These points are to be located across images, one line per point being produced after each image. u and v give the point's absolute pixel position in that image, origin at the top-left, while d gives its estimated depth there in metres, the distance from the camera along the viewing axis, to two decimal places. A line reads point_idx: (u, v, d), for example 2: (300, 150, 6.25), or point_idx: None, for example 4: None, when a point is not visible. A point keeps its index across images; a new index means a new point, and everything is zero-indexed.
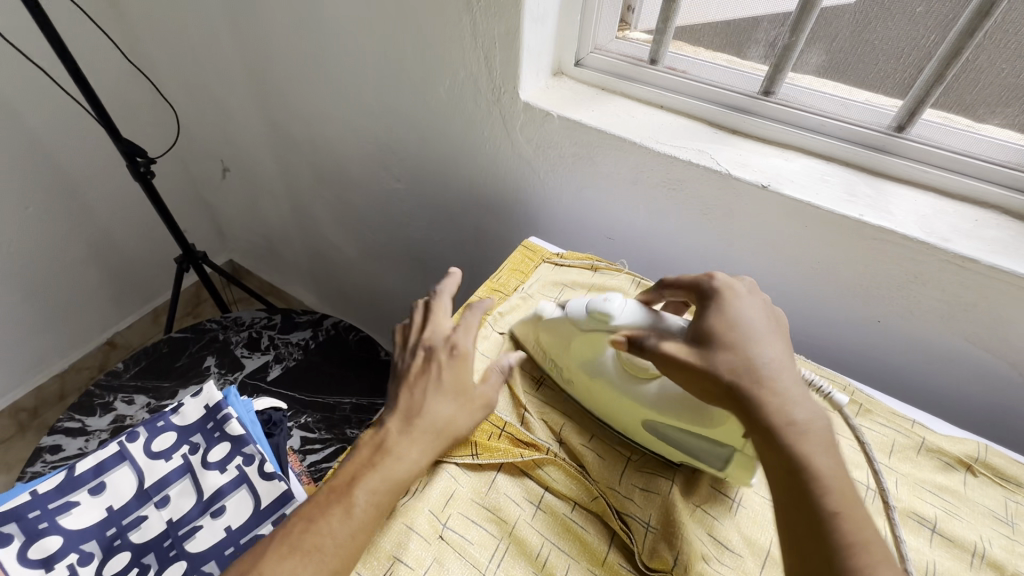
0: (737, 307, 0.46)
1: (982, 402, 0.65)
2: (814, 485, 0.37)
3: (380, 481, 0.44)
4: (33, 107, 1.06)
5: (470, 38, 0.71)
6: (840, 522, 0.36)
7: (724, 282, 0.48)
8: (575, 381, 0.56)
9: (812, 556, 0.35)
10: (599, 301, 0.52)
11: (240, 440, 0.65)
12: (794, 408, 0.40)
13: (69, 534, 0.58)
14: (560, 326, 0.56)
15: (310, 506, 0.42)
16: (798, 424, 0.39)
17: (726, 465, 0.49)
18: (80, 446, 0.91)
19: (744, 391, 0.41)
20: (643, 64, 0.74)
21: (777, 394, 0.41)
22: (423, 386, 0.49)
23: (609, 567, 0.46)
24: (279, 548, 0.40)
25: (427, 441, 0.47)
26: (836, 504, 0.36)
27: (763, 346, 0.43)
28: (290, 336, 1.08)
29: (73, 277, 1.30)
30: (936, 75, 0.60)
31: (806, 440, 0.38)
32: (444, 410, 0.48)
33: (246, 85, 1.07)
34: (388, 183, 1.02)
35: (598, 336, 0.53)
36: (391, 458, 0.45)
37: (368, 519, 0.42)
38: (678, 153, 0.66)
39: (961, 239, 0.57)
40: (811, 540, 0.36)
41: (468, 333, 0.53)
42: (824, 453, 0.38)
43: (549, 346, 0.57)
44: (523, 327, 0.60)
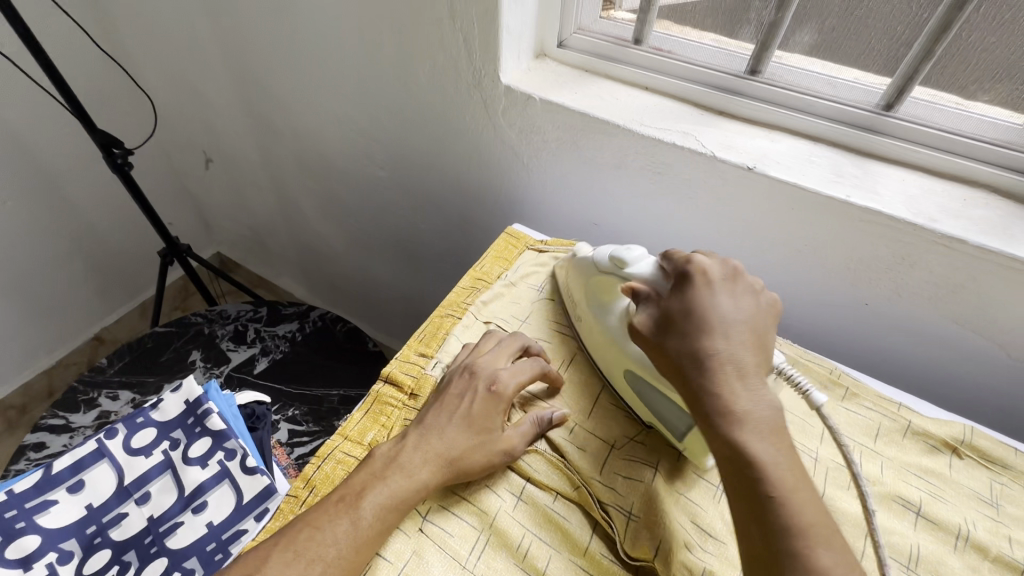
0: (702, 293, 0.44)
1: (971, 383, 0.65)
2: (751, 471, 0.36)
3: (393, 502, 0.43)
4: (5, 99, 1.03)
5: (448, 20, 0.69)
6: (777, 507, 0.35)
7: (701, 264, 0.46)
8: (585, 324, 0.58)
9: (756, 539, 0.35)
10: (623, 249, 0.53)
11: (221, 434, 0.63)
12: (738, 394, 0.39)
13: (48, 532, 0.57)
14: (586, 267, 0.58)
15: (319, 512, 0.42)
16: (737, 411, 0.38)
17: (684, 434, 0.49)
18: (64, 443, 0.90)
19: (690, 375, 0.41)
20: (627, 44, 0.72)
21: (722, 380, 0.40)
22: (449, 413, 0.49)
23: (591, 558, 0.45)
24: (286, 553, 0.40)
25: (444, 469, 0.46)
26: (772, 488, 0.36)
27: (717, 332, 0.42)
28: (276, 328, 1.06)
29: (56, 273, 1.28)
30: (925, 51, 0.58)
31: (744, 426, 0.38)
32: (465, 439, 0.47)
33: (223, 72, 1.04)
34: (371, 171, 1.00)
35: (612, 283, 0.54)
36: (404, 479, 0.44)
37: (373, 535, 0.42)
38: (663, 135, 0.65)
39: (949, 219, 0.56)
40: (751, 523, 0.36)
41: (512, 374, 0.51)
42: (764, 440, 0.37)
43: (574, 284, 0.60)
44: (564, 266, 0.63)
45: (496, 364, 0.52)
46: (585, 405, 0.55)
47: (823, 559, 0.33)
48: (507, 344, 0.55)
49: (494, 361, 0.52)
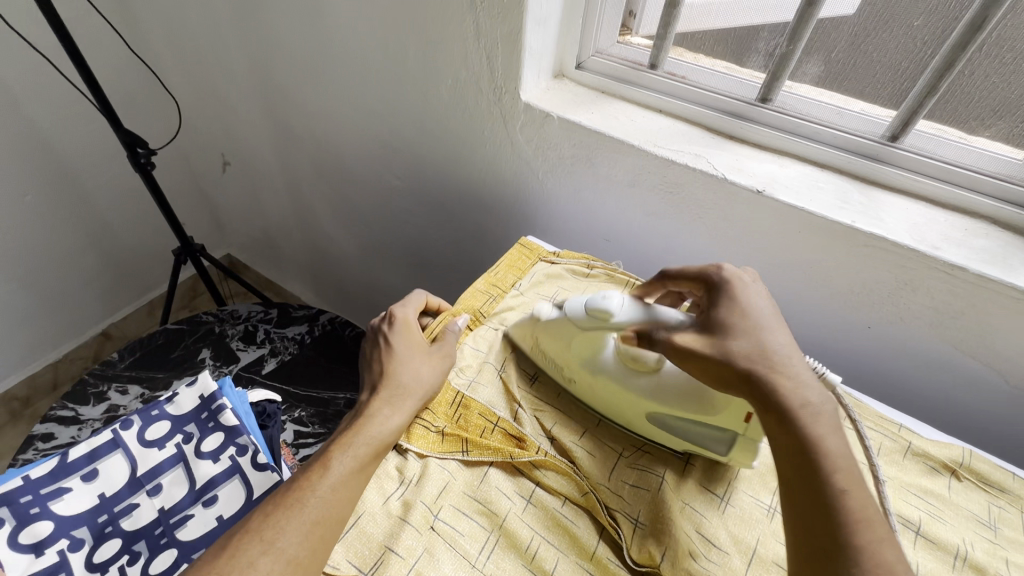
0: (748, 299, 0.48)
1: (969, 407, 0.66)
2: (825, 467, 0.39)
3: (355, 437, 0.47)
4: (36, 95, 1.06)
5: (473, 39, 0.72)
6: (847, 500, 0.37)
7: (733, 271, 0.51)
8: (581, 383, 0.56)
9: (820, 531, 0.37)
10: (598, 299, 0.55)
11: (234, 430, 0.65)
12: (807, 391, 0.42)
13: (61, 518, 0.58)
14: (560, 325, 0.57)
15: (296, 473, 0.45)
16: (813, 407, 0.41)
17: (729, 450, 0.51)
18: (72, 434, 0.91)
19: (763, 377, 0.43)
20: (643, 69, 0.75)
21: (791, 379, 0.43)
22: (384, 358, 0.54)
23: (597, 562, 0.46)
24: (268, 506, 0.42)
25: (396, 399, 0.51)
26: (844, 483, 0.38)
27: (774, 334, 0.45)
28: (286, 330, 1.08)
29: (70, 266, 1.29)
30: (930, 86, 0.61)
31: (818, 422, 0.40)
32: (409, 369, 0.53)
33: (249, 79, 1.08)
34: (387, 180, 1.03)
35: (600, 332, 0.55)
36: (364, 417, 0.49)
37: (349, 472, 0.45)
38: (676, 156, 0.67)
39: (952, 247, 0.58)
40: (815, 517, 0.38)
41: (408, 309, 0.59)
42: (834, 435, 0.40)
43: (547, 347, 0.58)
44: (519, 330, 0.61)
45: (404, 311, 0.59)
46: (595, 415, 0.57)
47: (889, 549, 0.36)
48: (409, 299, 0.62)
49: (399, 307, 0.59)
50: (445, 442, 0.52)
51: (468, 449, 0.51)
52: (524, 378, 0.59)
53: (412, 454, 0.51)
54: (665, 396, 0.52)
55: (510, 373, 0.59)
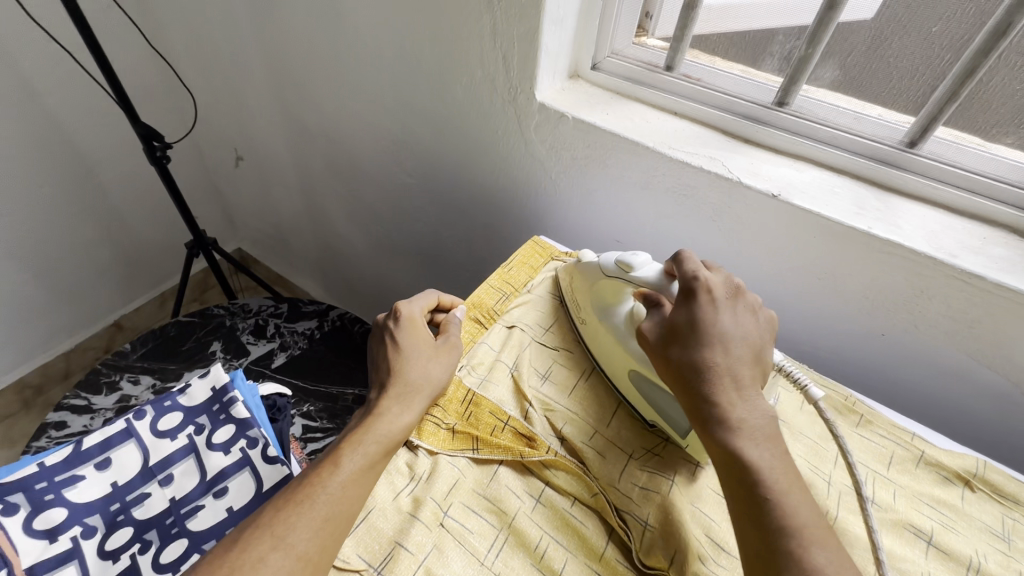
0: (706, 310, 0.46)
1: (982, 417, 0.65)
2: (753, 475, 0.39)
3: (365, 435, 0.47)
4: (55, 87, 1.08)
5: (489, 38, 0.72)
6: (774, 508, 0.38)
7: (708, 281, 0.47)
8: (590, 326, 0.60)
9: (752, 538, 0.38)
10: (629, 255, 0.56)
11: (245, 423, 0.66)
12: (742, 406, 0.42)
13: (74, 506, 0.58)
14: (591, 272, 0.60)
15: (306, 471, 0.45)
16: (740, 421, 0.41)
17: (687, 432, 0.51)
18: (84, 423, 0.92)
19: (699, 388, 0.43)
20: (659, 70, 0.75)
21: (729, 391, 0.43)
22: (392, 355, 0.54)
23: (605, 563, 0.46)
24: (279, 500, 0.42)
25: (405, 398, 0.51)
26: (773, 492, 0.38)
27: (725, 346, 0.44)
28: (296, 325, 1.08)
29: (84, 258, 1.31)
30: (950, 93, 0.60)
31: (746, 435, 0.41)
32: (418, 368, 0.52)
33: (265, 75, 1.08)
34: (400, 177, 1.03)
35: (618, 286, 0.57)
36: (374, 415, 0.49)
37: (359, 471, 0.45)
38: (691, 158, 0.67)
39: (970, 255, 0.57)
40: (749, 527, 0.38)
41: (416, 305, 0.58)
42: (761, 445, 0.40)
43: (578, 289, 0.62)
44: (567, 269, 0.66)
45: (413, 307, 0.58)
46: (605, 415, 0.57)
47: (817, 559, 0.35)
48: (421, 295, 0.61)
49: (405, 303, 0.58)
50: (455, 439, 0.52)
51: (479, 447, 0.52)
52: (535, 376, 0.60)
53: (422, 451, 0.51)
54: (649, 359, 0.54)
55: (522, 371, 0.59)
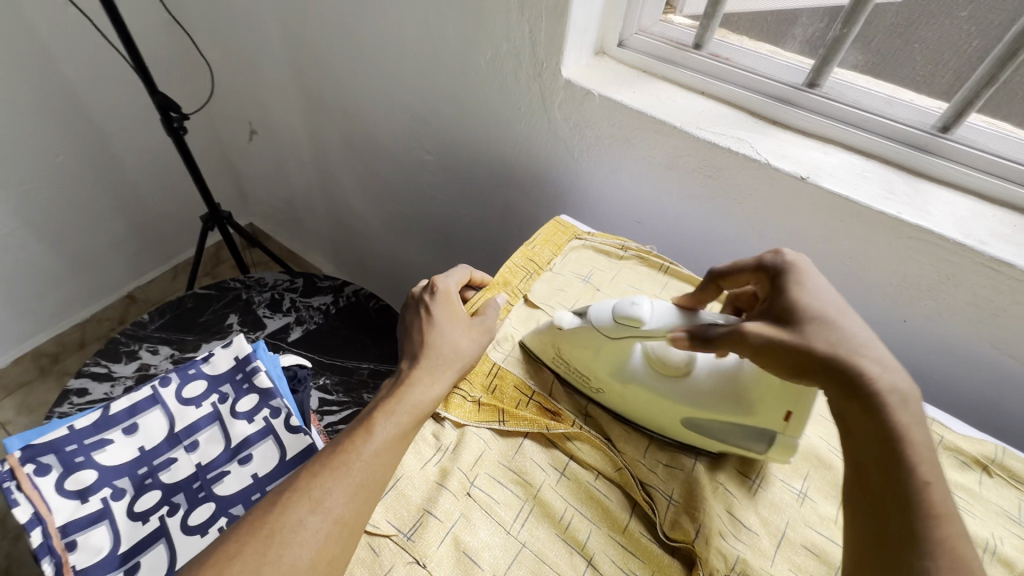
0: (816, 283, 0.46)
1: (998, 404, 0.66)
2: (909, 455, 0.37)
3: (397, 404, 0.48)
4: (72, 55, 1.07)
5: (517, 12, 0.71)
6: (929, 492, 0.36)
7: (795, 257, 0.49)
8: (611, 392, 0.54)
9: (901, 521, 0.36)
10: (626, 306, 0.50)
11: (267, 393, 0.66)
12: (892, 376, 0.40)
13: (103, 469, 0.59)
14: (588, 335, 0.53)
15: (340, 438, 0.46)
16: (896, 395, 0.39)
17: (768, 447, 0.49)
18: (105, 391, 0.93)
19: (844, 364, 0.40)
20: (688, 49, 0.74)
21: (876, 362, 0.40)
22: (425, 326, 0.55)
23: (629, 535, 0.47)
24: (315, 465, 0.43)
25: (437, 369, 0.51)
26: (930, 473, 0.37)
27: (853, 319, 0.43)
28: (311, 299, 1.09)
29: (98, 228, 1.31)
30: (988, 76, 0.59)
31: (906, 409, 0.39)
32: (449, 340, 0.53)
33: (281, 46, 1.07)
34: (417, 154, 1.03)
35: (628, 342, 0.52)
36: (406, 385, 0.49)
37: (391, 439, 0.45)
38: (719, 139, 0.66)
39: (1000, 243, 0.57)
40: (902, 507, 0.36)
41: (449, 280, 0.59)
42: (919, 422, 0.38)
43: (572, 357, 0.55)
44: (540, 338, 0.57)
45: (446, 283, 0.59)
46: None
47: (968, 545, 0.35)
48: (455, 273, 0.62)
49: (441, 278, 0.59)
50: (482, 411, 0.53)
51: (505, 419, 0.52)
52: None
53: (449, 423, 0.52)
54: (693, 398, 0.51)
55: None
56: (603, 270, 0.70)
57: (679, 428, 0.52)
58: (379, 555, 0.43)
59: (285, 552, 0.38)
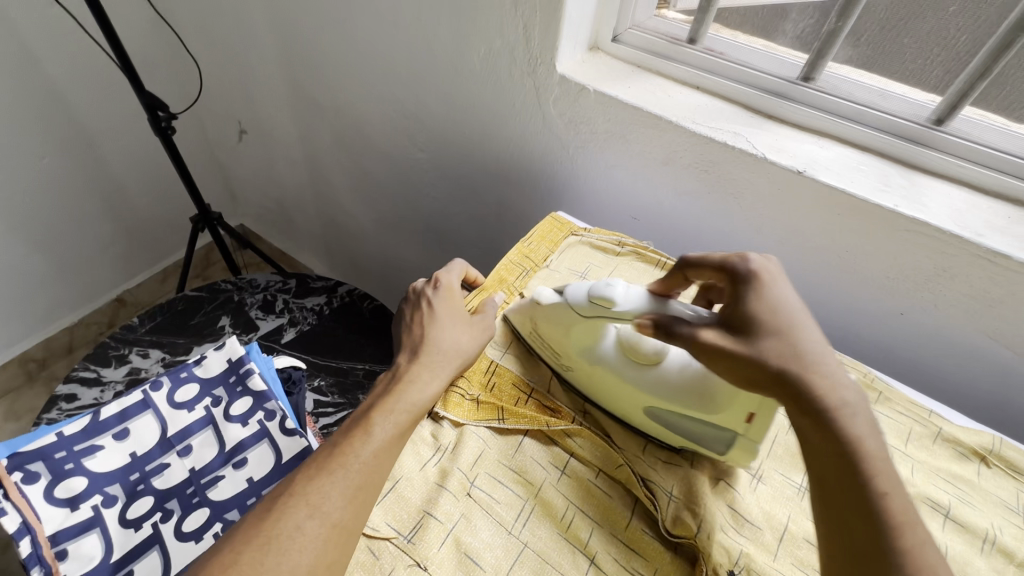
0: (774, 290, 0.45)
1: (994, 395, 0.66)
2: (864, 468, 0.37)
3: (396, 403, 0.47)
4: (55, 54, 1.04)
5: (510, 7, 0.70)
6: (886, 501, 0.36)
7: (759, 262, 0.47)
8: (578, 371, 0.55)
9: (859, 535, 0.36)
10: (601, 286, 0.51)
11: (262, 395, 0.65)
12: (842, 391, 0.40)
13: (93, 475, 0.58)
14: (563, 314, 0.54)
15: (336, 438, 0.45)
16: (842, 407, 0.40)
17: (728, 449, 0.49)
18: (95, 396, 0.92)
19: (800, 376, 0.41)
20: (682, 43, 0.73)
21: (825, 375, 0.41)
22: (424, 321, 0.54)
23: (631, 533, 0.47)
24: (312, 467, 0.42)
25: (437, 366, 0.50)
26: (885, 485, 0.37)
27: (805, 330, 0.43)
28: (305, 300, 1.08)
29: (85, 231, 1.28)
30: (981, 70, 0.59)
31: (857, 421, 0.39)
32: (448, 336, 0.53)
33: (271, 44, 1.06)
34: (410, 152, 1.02)
35: (600, 323, 0.53)
36: (404, 382, 0.49)
37: (389, 438, 0.45)
38: (715, 134, 0.66)
39: (995, 234, 0.57)
40: (859, 523, 0.36)
41: (451, 275, 0.59)
42: (872, 432, 0.39)
43: (546, 333, 0.56)
44: (519, 313, 0.58)
45: (446, 278, 0.58)
46: None
47: (930, 553, 0.34)
48: (455, 267, 0.61)
49: (442, 273, 0.59)
50: (481, 410, 0.52)
51: (504, 417, 0.52)
52: None
53: (447, 423, 0.51)
54: (661, 388, 0.51)
55: None
56: (601, 267, 0.69)
57: (644, 417, 0.52)
58: (379, 558, 0.42)
59: (283, 559, 0.37)
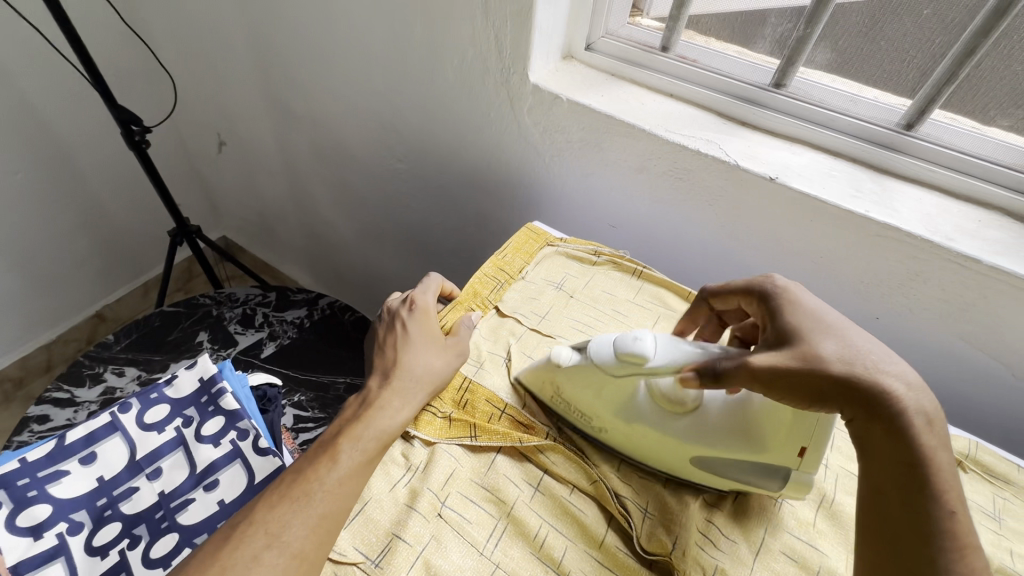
0: (816, 304, 0.45)
1: (970, 398, 0.67)
2: (935, 482, 0.36)
3: (364, 430, 0.47)
4: (26, 69, 1.03)
5: (481, 18, 0.70)
6: (956, 520, 0.35)
7: (788, 282, 0.48)
8: (614, 431, 0.51)
9: (926, 551, 0.35)
10: (628, 341, 0.48)
11: (234, 414, 0.64)
12: (919, 399, 0.39)
13: (58, 502, 0.56)
14: (588, 372, 0.51)
15: (301, 464, 0.45)
16: (919, 419, 0.38)
17: (783, 484, 0.47)
18: (68, 417, 0.90)
19: (864, 386, 0.39)
20: (654, 51, 0.73)
21: (893, 385, 0.39)
22: (398, 343, 0.54)
23: (605, 550, 0.46)
24: (274, 496, 0.42)
25: (408, 391, 0.50)
26: (952, 502, 0.36)
27: (863, 340, 0.42)
28: (285, 314, 1.06)
29: (61, 247, 1.26)
30: (948, 74, 0.60)
31: (929, 435, 0.38)
32: (421, 360, 0.53)
33: (246, 56, 1.04)
34: (389, 162, 1.01)
35: (631, 378, 0.49)
36: (375, 408, 0.49)
37: (356, 465, 0.45)
38: (687, 142, 0.66)
39: (966, 238, 0.57)
40: (923, 541, 0.35)
41: (427, 295, 0.59)
42: (941, 446, 0.38)
43: (571, 394, 0.52)
44: (536, 375, 0.55)
45: (422, 298, 0.58)
46: None
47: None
48: (430, 284, 0.61)
49: (419, 292, 0.59)
50: (453, 427, 0.51)
51: (477, 435, 0.51)
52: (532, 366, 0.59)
53: (418, 441, 0.50)
54: (702, 435, 0.48)
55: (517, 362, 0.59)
56: (576, 278, 0.69)
57: (690, 467, 0.49)
58: None
59: None
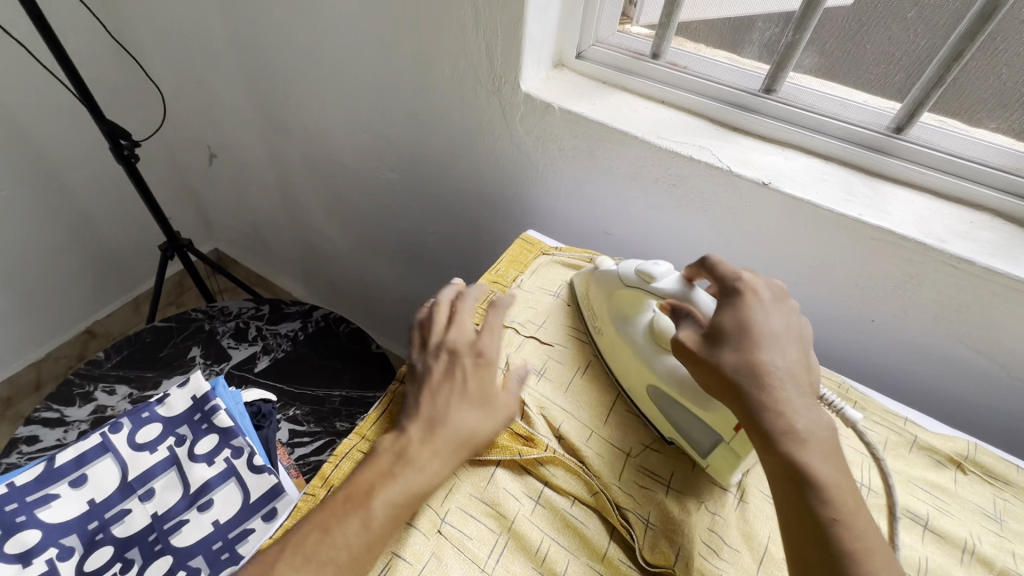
0: (757, 312, 0.45)
1: (968, 399, 0.67)
2: (812, 490, 0.37)
3: (399, 493, 0.41)
4: (13, 86, 1.02)
5: (472, 28, 0.70)
6: (836, 529, 0.36)
7: (751, 284, 0.47)
8: (606, 337, 0.59)
9: (811, 550, 0.36)
10: (649, 265, 0.55)
11: (228, 432, 0.63)
12: (798, 416, 0.40)
13: (48, 527, 0.55)
14: (610, 282, 0.59)
15: (328, 512, 0.40)
16: (798, 432, 0.39)
17: (710, 450, 0.50)
18: (58, 437, 0.88)
19: (748, 392, 0.41)
20: (645, 58, 0.74)
21: (784, 401, 0.40)
22: (451, 393, 0.47)
23: (608, 563, 0.45)
24: (298, 554, 0.37)
25: (450, 456, 0.44)
26: (834, 511, 0.37)
27: (775, 353, 0.42)
28: (278, 327, 1.05)
29: (50, 263, 1.25)
30: (936, 77, 0.60)
31: (807, 447, 0.39)
32: (470, 420, 0.46)
33: (236, 69, 1.04)
34: (381, 172, 1.00)
35: (640, 296, 0.56)
36: (412, 469, 0.43)
37: (386, 532, 0.40)
38: (680, 148, 0.66)
39: (958, 240, 0.57)
40: (810, 543, 0.36)
41: (494, 338, 0.51)
42: (823, 460, 0.38)
43: (595, 299, 0.61)
44: (582, 278, 0.64)
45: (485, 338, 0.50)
46: (603, 410, 0.56)
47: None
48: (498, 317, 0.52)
49: (488, 332, 0.51)
50: None
51: None
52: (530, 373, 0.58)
53: None
54: (662, 373, 0.53)
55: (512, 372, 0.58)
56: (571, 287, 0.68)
57: (645, 396, 0.54)
58: None
59: None
